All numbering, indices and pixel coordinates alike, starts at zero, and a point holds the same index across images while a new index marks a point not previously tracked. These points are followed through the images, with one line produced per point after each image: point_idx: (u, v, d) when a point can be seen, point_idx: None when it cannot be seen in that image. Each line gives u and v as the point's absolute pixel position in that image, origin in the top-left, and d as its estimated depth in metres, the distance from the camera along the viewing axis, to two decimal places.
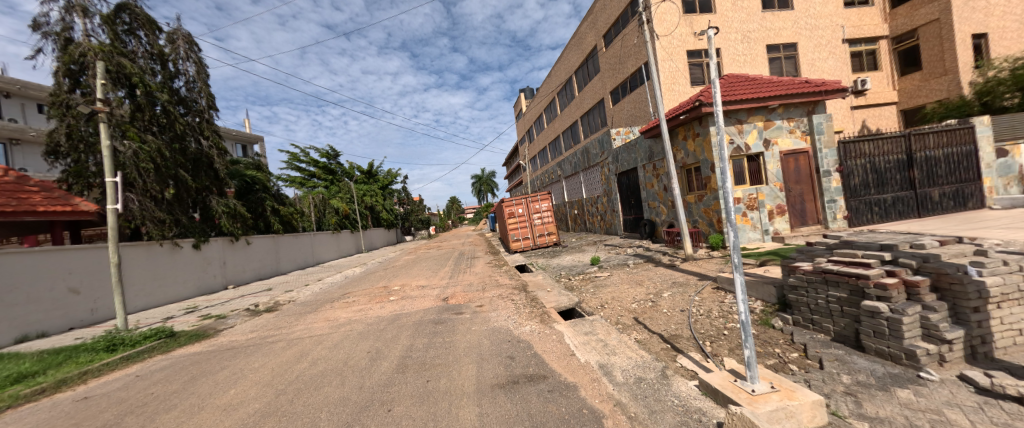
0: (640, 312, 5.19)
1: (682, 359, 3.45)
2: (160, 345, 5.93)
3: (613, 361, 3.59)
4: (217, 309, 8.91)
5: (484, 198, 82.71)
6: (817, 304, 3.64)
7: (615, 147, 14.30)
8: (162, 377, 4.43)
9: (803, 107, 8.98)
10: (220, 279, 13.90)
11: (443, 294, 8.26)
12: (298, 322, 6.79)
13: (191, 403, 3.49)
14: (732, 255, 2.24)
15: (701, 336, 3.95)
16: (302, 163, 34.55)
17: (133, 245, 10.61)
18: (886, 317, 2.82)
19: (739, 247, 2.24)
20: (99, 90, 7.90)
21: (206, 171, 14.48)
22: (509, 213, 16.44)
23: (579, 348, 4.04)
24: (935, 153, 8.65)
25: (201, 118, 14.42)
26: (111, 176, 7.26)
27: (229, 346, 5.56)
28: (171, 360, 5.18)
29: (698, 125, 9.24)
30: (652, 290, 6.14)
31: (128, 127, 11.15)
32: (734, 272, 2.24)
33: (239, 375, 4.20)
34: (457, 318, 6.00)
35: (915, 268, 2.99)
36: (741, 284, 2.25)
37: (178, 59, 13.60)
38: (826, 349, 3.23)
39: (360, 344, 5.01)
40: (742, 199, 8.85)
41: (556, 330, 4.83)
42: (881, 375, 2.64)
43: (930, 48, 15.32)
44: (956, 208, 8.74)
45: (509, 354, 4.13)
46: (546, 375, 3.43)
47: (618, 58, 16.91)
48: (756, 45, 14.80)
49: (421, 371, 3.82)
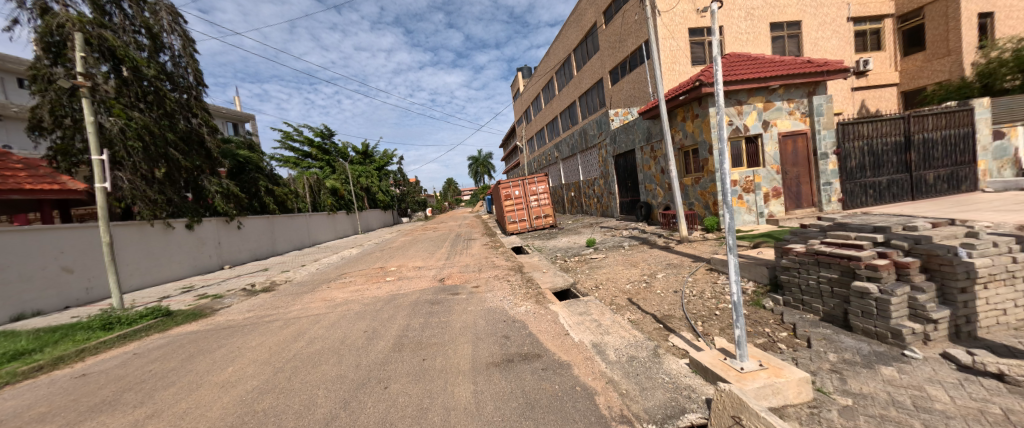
0: (634, 293, 5.22)
1: (674, 338, 3.51)
2: (157, 324, 5.91)
3: (607, 340, 3.66)
4: (213, 289, 8.87)
5: (480, 180, 81.77)
6: (807, 284, 3.64)
7: (613, 128, 14.04)
8: (159, 355, 4.44)
9: (804, 88, 8.78)
10: (216, 260, 13.87)
11: (440, 274, 8.35)
12: (294, 302, 6.79)
13: (190, 380, 3.52)
14: (727, 237, 2.28)
15: (693, 316, 3.99)
16: (295, 142, 33.65)
17: (125, 225, 10.50)
18: (874, 298, 2.87)
19: (734, 229, 2.27)
20: (78, 64, 7.48)
21: (197, 150, 13.97)
22: (506, 195, 16.36)
23: (574, 328, 4.10)
24: (932, 135, 8.57)
25: (190, 95, 13.78)
26: (99, 154, 6.96)
27: (226, 326, 5.56)
28: (169, 338, 5.18)
29: (697, 106, 9.03)
30: (647, 271, 6.19)
31: (114, 104, 10.56)
32: (728, 254, 2.30)
33: (237, 353, 4.21)
34: (454, 298, 6.03)
35: (907, 249, 3.00)
36: (734, 265, 2.36)
37: (164, 32, 12.78)
38: (814, 328, 3.27)
39: (357, 324, 5.04)
40: (739, 181, 8.80)
41: (550, 310, 4.86)
42: (867, 353, 2.72)
43: (935, 28, 14.93)
44: (949, 191, 8.78)
45: (504, 334, 4.17)
46: (541, 353, 3.50)
47: (618, 37, 16.32)
48: (760, 23, 14.38)
49: (418, 350, 3.85)
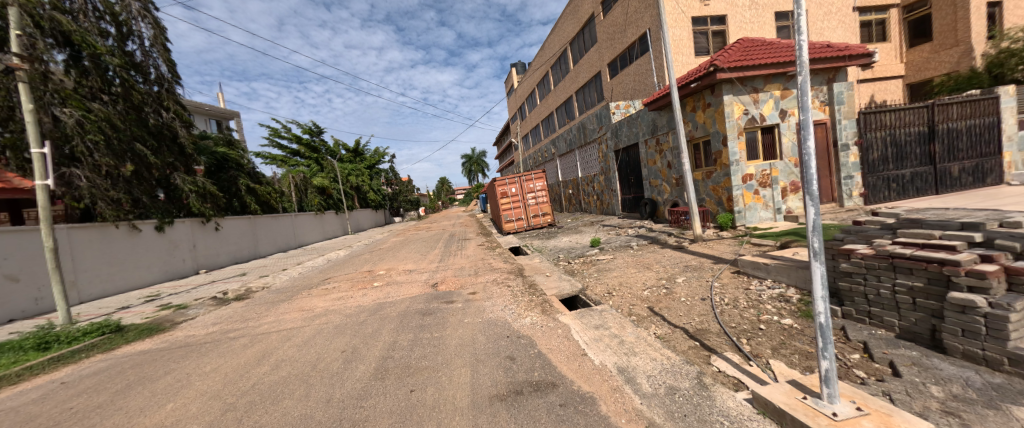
0: (654, 301, 4.54)
1: (719, 362, 2.85)
2: (103, 341, 4.99)
3: (636, 364, 3.00)
4: (180, 298, 8.00)
5: (475, 179, 80.83)
6: (877, 294, 3.00)
7: (615, 122, 13.42)
8: (90, 385, 3.61)
9: (824, 75, 8.23)
10: (190, 264, 12.93)
11: (433, 279, 7.63)
12: (268, 313, 6.01)
13: (113, 423, 2.76)
14: (812, 240, 1.89)
15: (735, 331, 3.33)
16: (283, 139, 32.49)
17: (81, 228, 9.49)
18: (983, 314, 2.22)
19: (818, 230, 1.88)
20: (15, 46, 6.52)
21: (170, 145, 12.93)
22: (502, 193, 15.64)
23: (591, 346, 3.44)
24: (958, 125, 8.06)
25: (162, 87, 12.73)
26: (41, 147, 6.07)
27: (183, 344, 4.75)
28: (111, 361, 4.31)
29: (710, 95, 8.43)
30: (664, 274, 5.55)
31: (71, 94, 9.55)
32: (815, 262, 1.88)
33: (184, 383, 3.42)
34: (448, 308, 5.33)
35: (1017, 252, 2.36)
36: (816, 278, 1.90)
37: (133, 18, 11.71)
38: (895, 349, 2.65)
39: (334, 342, 4.29)
40: (755, 175, 8.21)
41: (560, 323, 4.19)
42: (981, 386, 2.09)
43: (943, 17, 14.54)
44: (975, 184, 8.28)
45: (509, 354, 3.49)
46: (556, 382, 2.85)
47: (618, 27, 15.68)
48: (766, 12, 13.86)
49: (405, 377, 3.16)
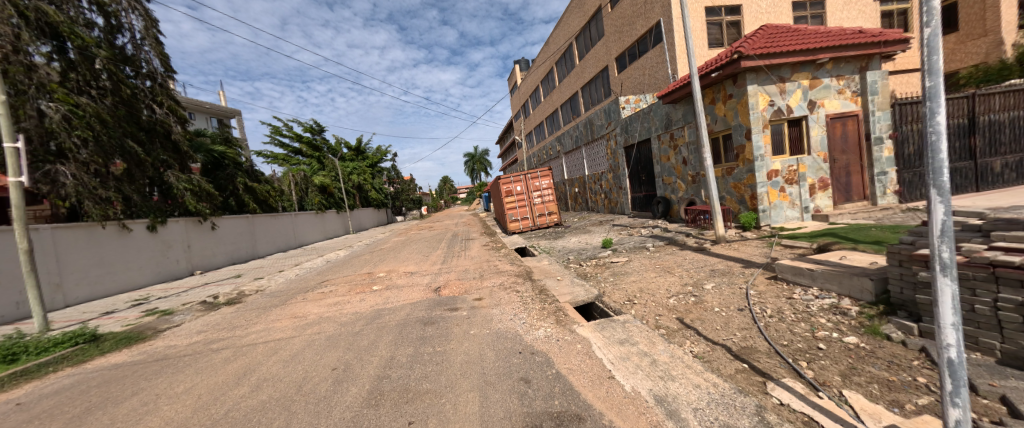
0: (684, 311, 4.05)
1: (778, 392, 2.35)
2: (75, 353, 4.57)
3: (677, 393, 2.50)
4: (168, 302, 7.59)
5: (477, 177, 80.44)
6: (972, 310, 2.51)
7: (624, 117, 12.90)
8: (46, 408, 3.17)
9: (855, 63, 7.69)
10: (184, 265, 12.57)
11: (435, 282, 7.17)
12: (258, 320, 5.57)
13: None
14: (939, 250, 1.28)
15: (790, 351, 2.84)
16: (284, 137, 32.17)
17: (68, 229, 9.11)
18: None
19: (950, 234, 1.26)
20: None
21: (162, 142, 12.56)
22: (506, 191, 15.16)
23: (619, 367, 2.95)
24: (1000, 116, 7.51)
25: (154, 82, 12.33)
26: (14, 142, 5.63)
27: (160, 356, 4.31)
28: (77, 377, 3.87)
29: (731, 85, 7.93)
30: (690, 280, 5.05)
31: (58, 87, 9.19)
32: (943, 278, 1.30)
33: (149, 408, 2.97)
34: (452, 316, 4.86)
35: None
36: (950, 298, 1.29)
37: (122, 10, 11.34)
38: (1006, 381, 2.14)
39: (325, 357, 3.82)
40: (780, 171, 7.69)
41: (579, 337, 3.71)
42: None
43: (970, 6, 13.87)
44: (1019, 180, 7.70)
45: (522, 376, 3.02)
46: (582, 415, 2.36)
47: (627, 20, 15.13)
48: (783, 2, 13.26)
49: (402, 405, 2.68)
